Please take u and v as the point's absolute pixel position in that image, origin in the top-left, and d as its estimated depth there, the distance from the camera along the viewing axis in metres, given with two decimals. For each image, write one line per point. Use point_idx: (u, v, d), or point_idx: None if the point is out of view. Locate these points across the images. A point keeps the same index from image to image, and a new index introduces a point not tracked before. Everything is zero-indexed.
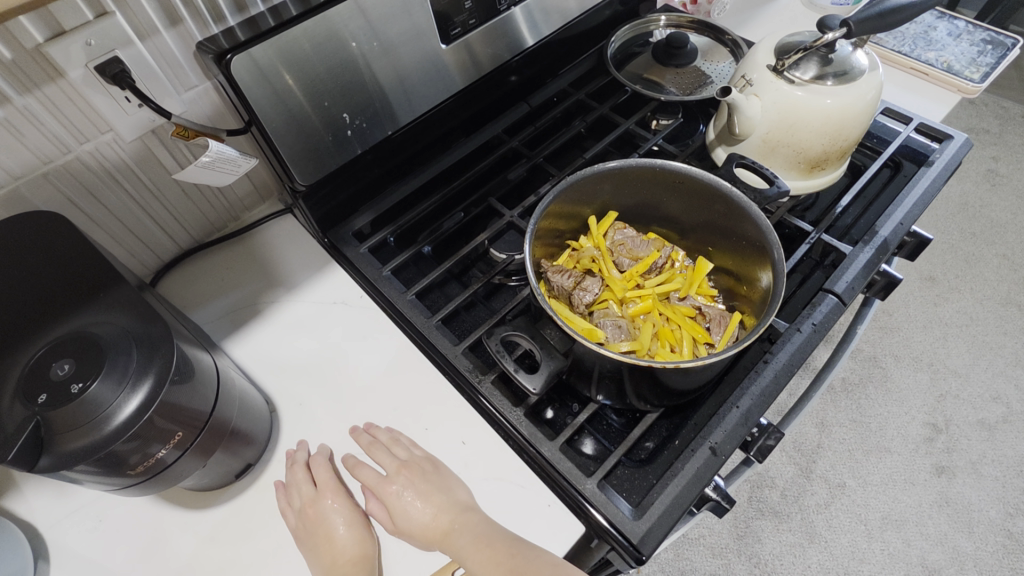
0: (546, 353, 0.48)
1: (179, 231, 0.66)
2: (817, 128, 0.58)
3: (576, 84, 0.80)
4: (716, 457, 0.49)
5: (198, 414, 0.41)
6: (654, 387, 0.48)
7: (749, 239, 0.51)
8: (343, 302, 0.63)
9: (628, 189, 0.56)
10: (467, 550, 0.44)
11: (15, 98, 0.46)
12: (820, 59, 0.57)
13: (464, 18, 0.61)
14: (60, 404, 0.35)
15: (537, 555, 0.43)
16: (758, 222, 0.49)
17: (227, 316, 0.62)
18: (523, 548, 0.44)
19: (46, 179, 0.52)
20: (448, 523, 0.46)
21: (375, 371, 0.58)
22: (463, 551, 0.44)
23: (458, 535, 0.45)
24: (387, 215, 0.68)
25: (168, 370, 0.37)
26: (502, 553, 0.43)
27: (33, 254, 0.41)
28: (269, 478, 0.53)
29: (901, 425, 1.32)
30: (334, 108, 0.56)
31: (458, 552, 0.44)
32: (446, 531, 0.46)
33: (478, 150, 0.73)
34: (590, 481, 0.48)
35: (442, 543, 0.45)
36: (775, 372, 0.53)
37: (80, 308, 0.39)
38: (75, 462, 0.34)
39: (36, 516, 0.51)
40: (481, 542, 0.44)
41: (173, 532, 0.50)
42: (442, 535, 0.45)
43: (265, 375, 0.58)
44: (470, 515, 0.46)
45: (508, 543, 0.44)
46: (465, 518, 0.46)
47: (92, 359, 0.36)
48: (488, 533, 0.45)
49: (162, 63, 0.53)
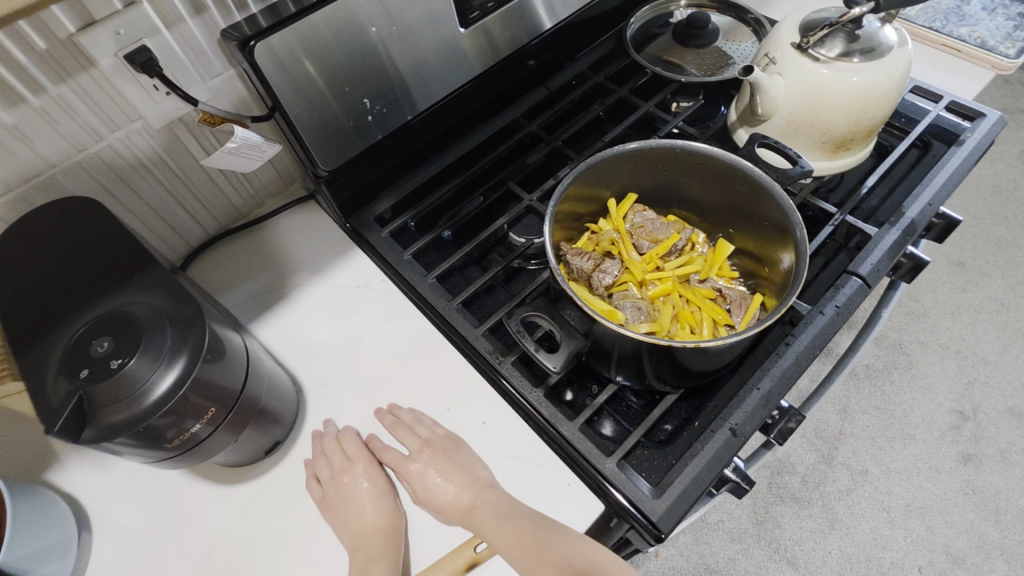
0: (566, 334, 0.48)
1: (207, 217, 0.67)
2: (842, 108, 0.57)
3: (594, 67, 0.79)
4: (736, 438, 0.49)
5: (229, 392, 0.43)
6: (673, 367, 0.49)
7: (770, 220, 0.51)
8: (365, 286, 0.64)
9: (648, 171, 0.56)
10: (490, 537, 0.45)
11: (49, 88, 0.48)
12: (846, 36, 0.56)
13: (482, 2, 0.61)
14: (101, 379, 0.36)
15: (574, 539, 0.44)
16: (781, 202, 0.49)
17: (254, 299, 0.64)
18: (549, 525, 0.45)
19: (81, 166, 0.54)
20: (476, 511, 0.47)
21: (395, 354, 0.59)
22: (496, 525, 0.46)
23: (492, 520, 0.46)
24: (407, 200, 0.69)
25: (201, 348, 0.38)
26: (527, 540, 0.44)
27: (79, 240, 0.43)
28: (295, 456, 0.55)
29: (927, 413, 1.30)
30: (354, 94, 0.57)
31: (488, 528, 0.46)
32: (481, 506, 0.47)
33: (497, 134, 0.73)
34: (609, 460, 0.48)
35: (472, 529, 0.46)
36: (796, 354, 0.52)
37: (117, 289, 0.41)
38: (115, 434, 0.35)
39: (78, 489, 0.53)
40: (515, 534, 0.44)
41: (205, 506, 0.52)
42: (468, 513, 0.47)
43: (292, 357, 0.60)
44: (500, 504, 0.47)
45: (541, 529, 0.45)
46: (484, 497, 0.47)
47: (129, 336, 0.37)
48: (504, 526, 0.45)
49: (188, 51, 0.54)
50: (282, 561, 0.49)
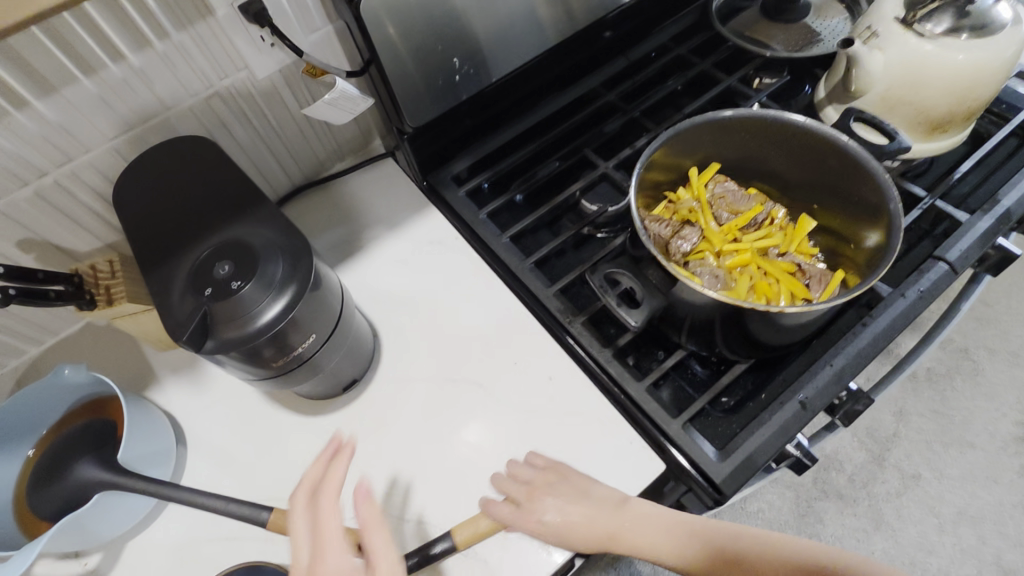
0: (650, 294, 0.50)
1: (294, 167, 0.71)
2: (943, 87, 0.55)
3: (676, 39, 0.78)
4: (804, 411, 0.49)
5: (326, 325, 0.46)
6: (743, 340, 0.50)
7: (863, 197, 0.50)
8: (439, 242, 0.66)
9: (734, 141, 0.55)
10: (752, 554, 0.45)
11: (172, 33, 0.52)
12: (955, 11, 0.53)
13: None
14: (223, 298, 0.40)
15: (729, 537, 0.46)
16: (876, 179, 0.48)
17: (335, 248, 0.68)
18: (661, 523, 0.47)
19: (192, 110, 0.58)
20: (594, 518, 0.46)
21: (467, 308, 0.61)
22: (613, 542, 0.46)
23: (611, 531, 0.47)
24: (483, 162, 0.70)
25: (307, 279, 0.41)
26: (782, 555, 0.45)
27: (204, 174, 0.47)
28: (369, 395, 0.58)
29: (990, 422, 1.25)
30: (444, 52, 0.59)
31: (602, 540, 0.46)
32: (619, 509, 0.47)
33: (575, 102, 0.73)
34: (675, 422, 0.49)
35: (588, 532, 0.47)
36: (873, 336, 0.51)
37: (235, 220, 0.44)
38: (231, 348, 0.39)
39: (175, 407, 0.58)
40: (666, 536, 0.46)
41: (287, 432, 0.56)
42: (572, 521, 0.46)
43: (370, 304, 0.63)
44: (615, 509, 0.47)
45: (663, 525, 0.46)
46: (587, 507, 0.46)
47: (247, 262, 0.41)
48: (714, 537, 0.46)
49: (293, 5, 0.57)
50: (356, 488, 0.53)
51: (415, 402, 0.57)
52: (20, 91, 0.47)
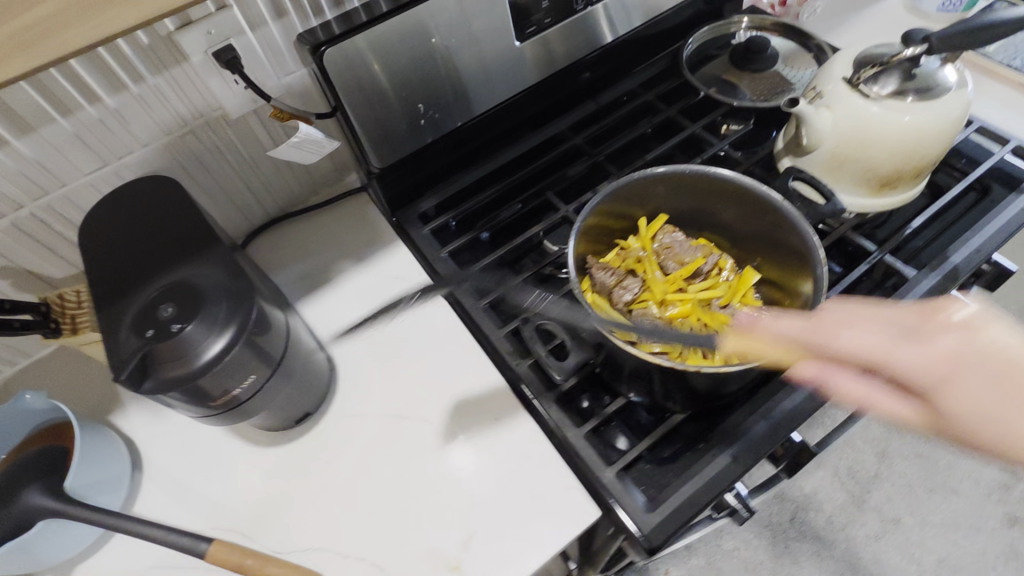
0: (573, 344, 0.52)
1: (270, 200, 0.73)
2: (890, 145, 0.56)
3: (646, 84, 0.80)
4: (735, 465, 0.50)
5: (269, 363, 0.47)
6: (681, 388, 0.51)
7: (793, 250, 0.52)
8: (403, 278, 0.69)
9: (679, 194, 0.57)
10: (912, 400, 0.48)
11: (148, 77, 0.54)
12: (902, 74, 0.55)
13: (540, 17, 0.64)
14: (163, 339, 0.41)
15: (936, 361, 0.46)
16: (805, 235, 0.49)
17: (302, 280, 0.70)
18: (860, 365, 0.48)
19: (167, 147, 0.60)
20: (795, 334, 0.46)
21: (422, 346, 0.63)
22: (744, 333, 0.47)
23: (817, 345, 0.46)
24: (451, 201, 0.72)
25: (247, 321, 0.43)
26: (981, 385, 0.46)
27: (162, 215, 0.49)
28: (323, 428, 0.60)
29: (976, 468, 1.23)
30: (410, 99, 0.61)
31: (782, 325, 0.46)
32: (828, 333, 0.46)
33: (543, 144, 0.75)
34: (609, 470, 0.50)
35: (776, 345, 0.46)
36: (811, 390, 0.52)
37: (185, 261, 0.46)
38: (170, 388, 0.41)
39: (136, 433, 0.61)
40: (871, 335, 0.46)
41: (242, 462, 0.58)
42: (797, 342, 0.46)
43: (332, 339, 0.65)
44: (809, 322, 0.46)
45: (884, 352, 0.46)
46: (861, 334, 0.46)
47: (189, 304, 0.43)
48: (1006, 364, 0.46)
49: (268, 50, 0.59)
50: (303, 521, 0.55)
51: (367, 436, 0.59)
52: None
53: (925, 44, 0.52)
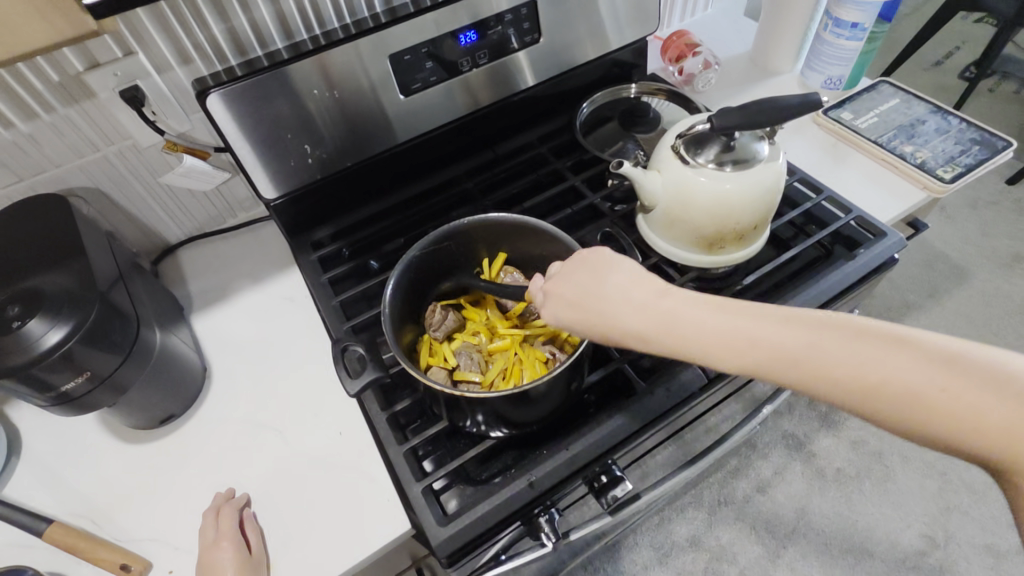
0: (373, 362, 0.56)
1: (185, 221, 0.81)
2: (709, 208, 0.62)
3: (543, 138, 0.87)
4: (532, 489, 0.54)
5: (110, 362, 0.53)
6: (491, 416, 0.55)
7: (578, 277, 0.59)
8: (290, 299, 0.76)
9: (512, 239, 0.63)
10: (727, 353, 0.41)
11: (60, 108, 0.63)
12: (721, 145, 0.60)
13: (424, 76, 0.72)
14: (5, 332, 0.48)
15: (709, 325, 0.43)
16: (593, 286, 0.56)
17: (201, 295, 0.76)
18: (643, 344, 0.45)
19: (81, 169, 0.68)
20: (585, 288, 0.47)
21: (292, 362, 0.69)
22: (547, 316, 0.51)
23: (599, 287, 0.47)
24: (345, 231, 0.79)
25: (83, 323, 0.49)
26: (759, 326, 0.41)
27: (46, 228, 0.56)
28: (186, 429, 0.65)
29: (894, 532, 1.24)
30: (296, 140, 0.68)
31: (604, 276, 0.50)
32: (604, 303, 0.46)
33: (437, 187, 0.83)
34: (416, 485, 0.54)
35: (596, 322, 0.46)
36: (614, 426, 0.57)
37: (48, 268, 0.53)
38: (3, 376, 0.47)
39: (21, 422, 0.66)
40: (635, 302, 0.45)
41: (106, 456, 0.63)
42: (603, 304, 0.46)
43: (214, 350, 0.71)
44: (592, 271, 0.48)
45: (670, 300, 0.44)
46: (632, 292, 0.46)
47: (35, 304, 0.49)
48: (832, 317, 0.40)
49: (175, 91, 0.68)
50: (147, 513, 0.59)
51: (224, 440, 0.64)
52: None
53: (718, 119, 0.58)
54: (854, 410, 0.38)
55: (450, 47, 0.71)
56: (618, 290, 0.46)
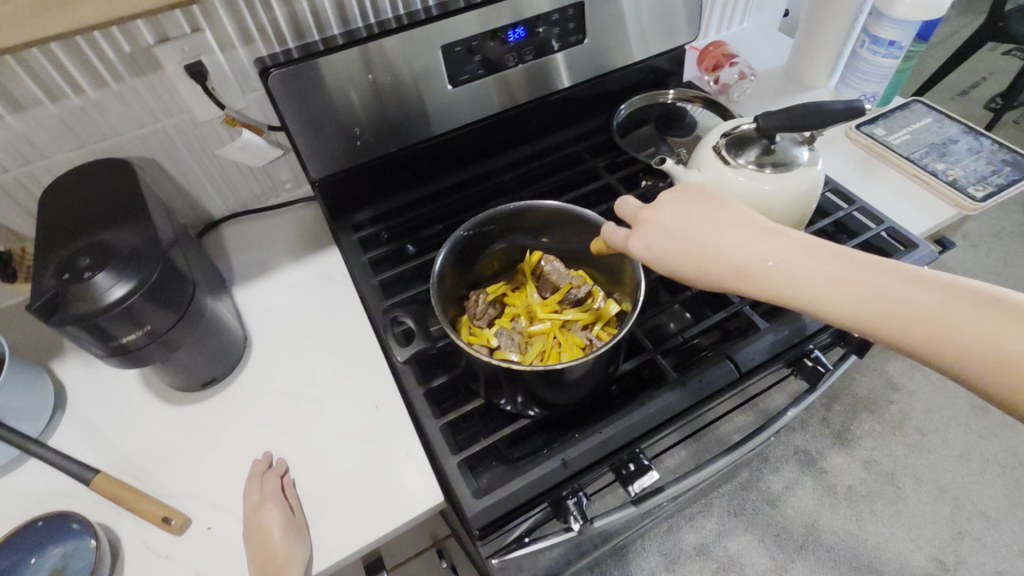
0: (419, 333, 0.58)
1: (231, 198, 0.84)
2: (747, 208, 0.63)
3: (580, 137, 0.89)
4: (564, 468, 0.56)
5: (168, 320, 0.55)
6: (527, 394, 0.56)
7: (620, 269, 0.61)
8: (329, 277, 0.78)
9: (553, 227, 0.65)
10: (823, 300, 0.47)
11: (128, 79, 0.65)
12: (761, 147, 0.62)
13: (472, 68, 0.74)
14: (75, 282, 0.50)
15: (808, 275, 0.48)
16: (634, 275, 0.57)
17: (243, 269, 0.79)
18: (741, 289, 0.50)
19: (140, 139, 0.71)
20: (682, 223, 0.51)
21: (332, 337, 0.71)
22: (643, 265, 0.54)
23: (694, 224, 0.51)
24: (384, 215, 0.82)
25: (148, 278, 0.52)
26: (858, 275, 0.46)
27: (113, 191, 0.59)
28: (226, 395, 0.67)
29: (903, 553, 1.23)
30: (347, 122, 0.71)
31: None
32: (713, 241, 0.50)
33: (476, 178, 0.85)
34: (452, 458, 0.56)
35: (684, 253, 0.50)
36: (647, 414, 0.58)
37: (115, 227, 0.56)
38: (72, 322, 0.49)
39: (68, 379, 0.69)
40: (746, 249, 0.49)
41: (149, 415, 0.66)
42: (701, 237, 0.50)
43: (255, 321, 0.73)
44: (692, 209, 0.52)
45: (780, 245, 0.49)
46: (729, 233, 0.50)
47: (104, 258, 0.52)
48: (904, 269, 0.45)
49: (235, 69, 0.71)
50: (186, 471, 0.61)
51: (263, 407, 0.66)
52: None
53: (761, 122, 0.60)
54: (914, 353, 0.44)
55: (498, 43, 0.74)
56: (728, 229, 0.50)
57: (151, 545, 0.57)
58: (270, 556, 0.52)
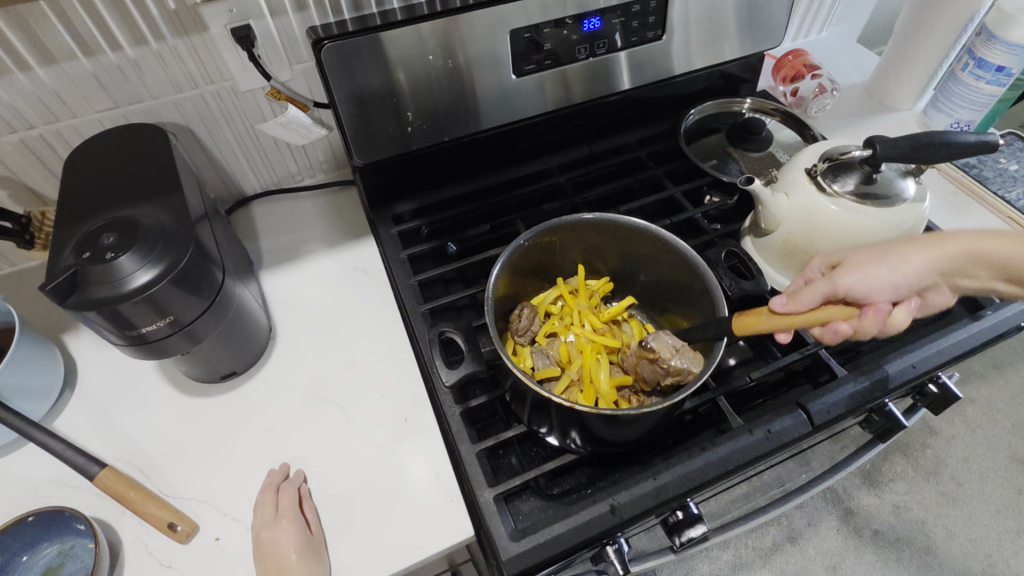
0: (470, 355, 0.54)
1: (265, 174, 0.78)
2: (837, 243, 0.57)
3: (643, 141, 0.83)
4: (612, 515, 0.50)
5: (193, 310, 0.50)
6: (578, 429, 0.50)
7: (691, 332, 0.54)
8: (364, 270, 0.72)
9: (621, 243, 0.60)
10: (998, 239, 0.47)
11: (169, 39, 0.60)
12: (861, 176, 0.56)
13: (540, 58, 0.68)
14: (96, 263, 0.45)
15: (951, 276, 0.49)
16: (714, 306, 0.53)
17: (273, 252, 0.74)
18: (922, 242, 0.49)
19: (176, 104, 0.66)
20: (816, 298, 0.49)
21: (363, 336, 0.66)
22: (802, 303, 0.48)
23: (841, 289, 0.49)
24: (427, 208, 0.76)
25: (176, 265, 0.47)
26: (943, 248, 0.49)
27: (144, 161, 0.54)
28: (246, 389, 0.62)
29: None
30: (400, 106, 0.65)
31: (862, 326, 0.49)
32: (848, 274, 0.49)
33: (528, 176, 0.79)
34: (489, 492, 0.51)
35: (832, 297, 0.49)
36: (706, 461, 0.53)
37: (145, 202, 0.50)
38: (89, 307, 0.44)
39: (80, 356, 0.64)
40: (906, 286, 0.48)
41: (162, 404, 0.61)
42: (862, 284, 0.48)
43: (282, 311, 0.68)
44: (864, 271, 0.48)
45: (932, 279, 0.49)
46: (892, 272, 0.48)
47: (129, 237, 0.47)
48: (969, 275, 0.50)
49: (284, 38, 0.65)
50: (198, 472, 0.56)
51: (284, 407, 0.61)
52: (25, 57, 0.55)
53: (869, 149, 0.54)
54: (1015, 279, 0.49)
55: (570, 32, 0.67)
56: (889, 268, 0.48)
57: (154, 551, 0.52)
58: None
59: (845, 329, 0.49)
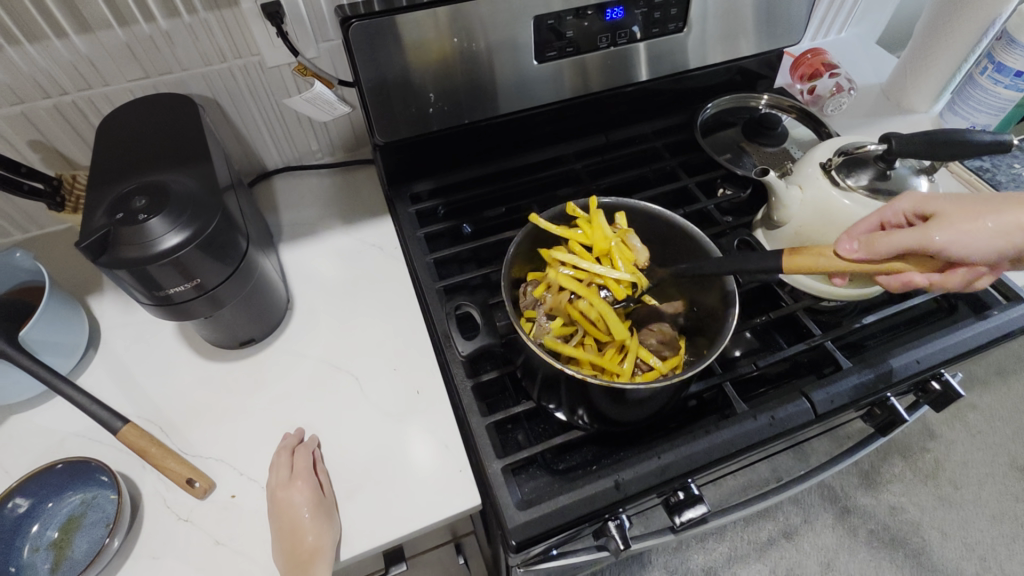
0: (485, 328, 0.56)
1: (287, 150, 0.80)
2: None
3: (659, 132, 0.84)
4: (616, 490, 0.52)
5: (217, 274, 0.51)
6: (586, 406, 0.52)
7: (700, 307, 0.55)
8: (380, 247, 0.74)
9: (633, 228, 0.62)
10: None
11: (202, 12, 0.61)
12: (875, 172, 0.57)
13: (562, 45, 0.69)
14: (128, 224, 0.47)
15: None
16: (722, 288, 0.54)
17: (292, 226, 0.75)
18: None
19: (204, 77, 0.67)
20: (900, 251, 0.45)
21: (378, 311, 0.68)
22: (877, 251, 0.44)
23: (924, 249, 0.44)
24: (444, 189, 0.77)
25: (203, 230, 0.48)
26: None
27: (175, 129, 0.56)
28: (263, 356, 0.64)
29: None
30: (422, 87, 0.66)
31: (945, 282, 0.46)
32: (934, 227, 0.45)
33: (544, 162, 0.80)
34: (497, 462, 0.52)
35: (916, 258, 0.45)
36: (710, 443, 0.54)
37: (175, 169, 0.52)
38: (120, 267, 0.46)
39: (103, 318, 0.66)
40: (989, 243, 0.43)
41: (182, 367, 0.63)
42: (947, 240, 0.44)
43: (299, 283, 0.70)
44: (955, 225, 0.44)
45: None
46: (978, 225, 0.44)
47: (160, 201, 0.48)
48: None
49: (312, 15, 0.66)
50: (216, 433, 0.58)
51: (299, 375, 0.63)
52: (62, 24, 0.57)
53: (886, 144, 0.55)
54: None
55: (593, 21, 0.68)
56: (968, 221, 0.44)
57: (173, 506, 0.54)
58: (297, 538, 0.49)
59: (920, 281, 0.46)
